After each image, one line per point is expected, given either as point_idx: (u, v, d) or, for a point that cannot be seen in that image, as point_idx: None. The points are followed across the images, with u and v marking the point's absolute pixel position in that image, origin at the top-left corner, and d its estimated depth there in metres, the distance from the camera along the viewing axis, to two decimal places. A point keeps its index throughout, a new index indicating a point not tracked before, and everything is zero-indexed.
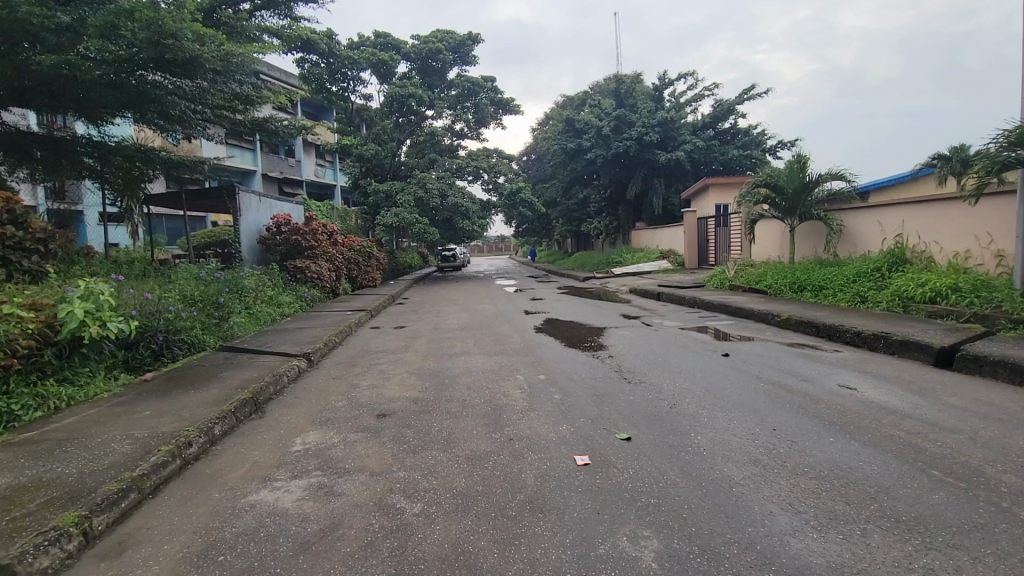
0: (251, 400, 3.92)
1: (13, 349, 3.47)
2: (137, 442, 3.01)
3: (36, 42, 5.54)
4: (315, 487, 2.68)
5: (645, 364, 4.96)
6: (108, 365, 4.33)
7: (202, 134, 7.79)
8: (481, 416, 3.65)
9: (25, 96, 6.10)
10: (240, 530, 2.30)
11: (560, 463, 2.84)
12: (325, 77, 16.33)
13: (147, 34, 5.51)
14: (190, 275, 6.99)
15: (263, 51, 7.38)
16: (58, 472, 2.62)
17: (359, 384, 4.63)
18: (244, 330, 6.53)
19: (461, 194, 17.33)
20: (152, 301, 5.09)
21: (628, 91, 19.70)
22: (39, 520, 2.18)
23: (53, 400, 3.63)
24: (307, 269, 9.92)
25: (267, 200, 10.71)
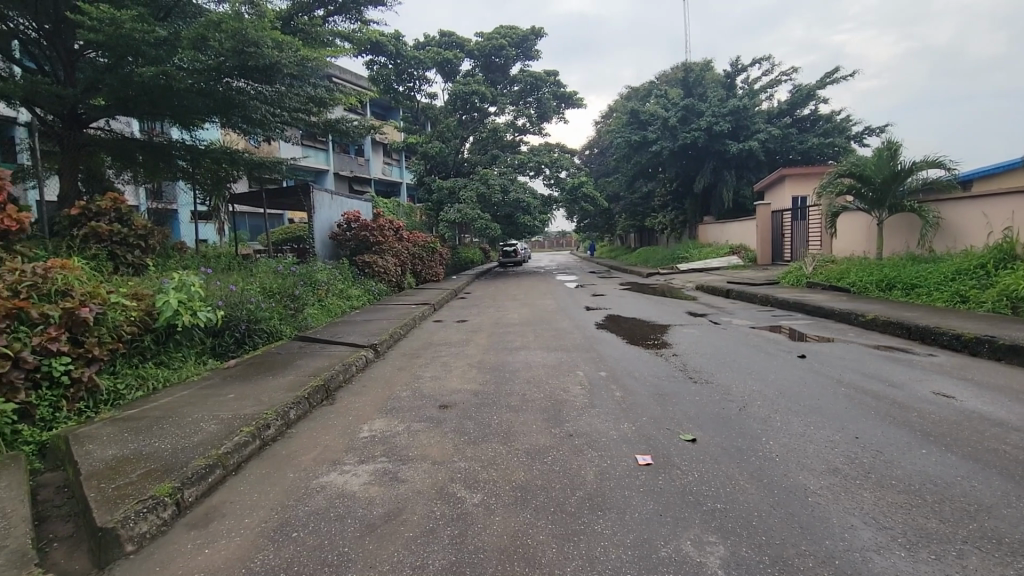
0: (322, 387, 4.13)
1: (119, 333, 3.84)
2: (223, 422, 3.26)
3: (138, 56, 6.08)
4: (380, 472, 2.78)
5: (712, 364, 4.75)
6: (198, 351, 4.71)
7: (281, 135, 8.27)
8: (541, 411, 3.64)
9: (129, 106, 6.72)
10: (311, 509, 2.43)
11: (620, 462, 2.78)
12: (393, 78, 16.85)
13: (233, 44, 5.90)
14: (269, 270, 7.46)
15: (335, 54, 7.75)
16: (154, 447, 2.89)
17: (422, 375, 4.78)
18: (318, 321, 6.89)
19: (522, 189, 17.42)
20: (236, 294, 5.48)
21: (697, 80, 18.94)
22: (139, 489, 2.41)
23: (152, 381, 4.00)
24: (375, 264, 10.32)
25: (339, 198, 11.25)
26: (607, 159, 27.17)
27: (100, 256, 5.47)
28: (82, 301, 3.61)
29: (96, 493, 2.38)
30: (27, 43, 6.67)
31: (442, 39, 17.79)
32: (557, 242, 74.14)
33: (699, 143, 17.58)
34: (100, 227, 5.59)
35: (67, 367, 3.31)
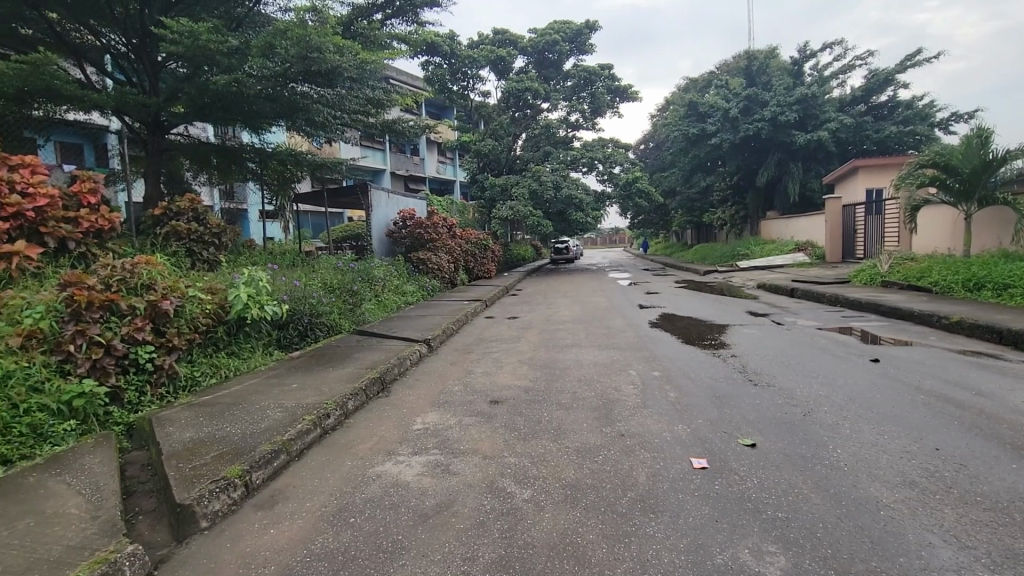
0: (378, 379, 4.28)
1: (196, 325, 4.13)
2: (287, 410, 3.44)
3: (213, 65, 6.49)
4: (433, 464, 2.84)
5: (775, 366, 4.53)
6: (265, 342, 4.99)
7: (341, 137, 8.59)
8: (592, 410, 3.60)
9: (205, 112, 7.18)
10: (367, 497, 2.52)
11: (674, 465, 2.70)
12: (448, 78, 17.13)
13: (298, 50, 6.21)
14: (330, 265, 7.83)
15: (392, 57, 7.97)
16: (226, 431, 3.08)
17: (473, 370, 4.85)
18: (374, 316, 7.14)
19: (575, 185, 17.27)
20: (299, 288, 5.75)
21: (760, 69, 18.06)
22: (213, 470, 2.59)
23: (224, 369, 4.28)
24: (428, 261, 10.54)
25: (395, 197, 11.58)
26: (663, 154, 26.46)
27: (179, 253, 5.91)
28: (164, 294, 3.89)
29: (175, 472, 2.57)
30: (118, 57, 7.26)
31: (495, 37, 17.92)
32: (610, 239, 73.04)
33: (762, 135, 16.77)
34: (179, 226, 6.03)
35: (151, 356, 3.60)
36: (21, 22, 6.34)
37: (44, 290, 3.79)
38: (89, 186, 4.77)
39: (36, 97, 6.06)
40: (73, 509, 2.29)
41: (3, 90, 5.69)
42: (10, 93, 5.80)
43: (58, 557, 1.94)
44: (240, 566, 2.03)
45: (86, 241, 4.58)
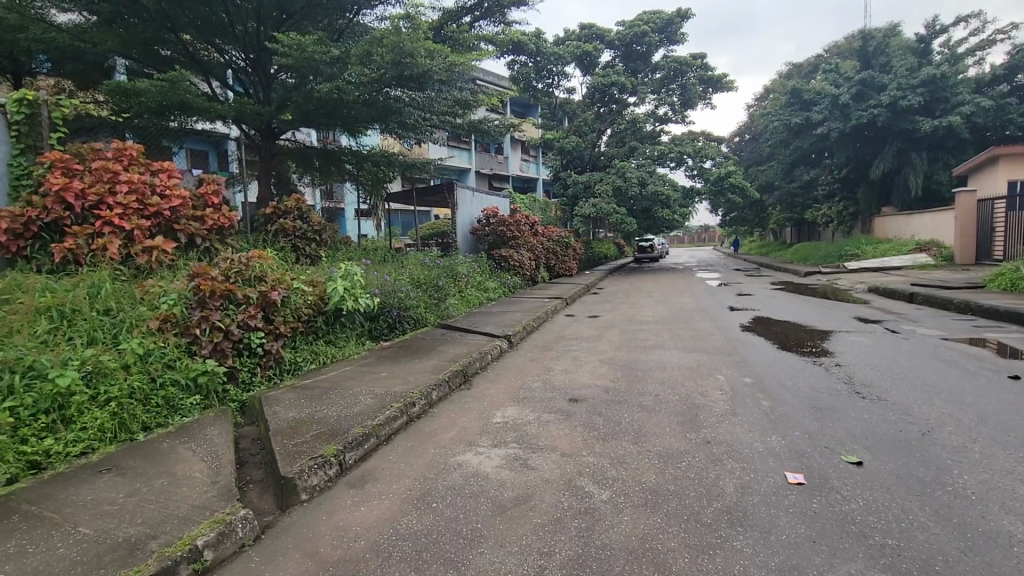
0: (461, 372, 4.42)
1: (300, 315, 4.49)
2: (377, 397, 3.65)
3: (317, 74, 6.99)
4: (512, 457, 2.89)
5: (886, 378, 4.10)
6: (359, 333, 5.32)
7: (430, 137, 8.94)
8: (676, 414, 3.46)
9: (310, 118, 7.77)
10: (449, 484, 2.61)
11: (765, 478, 2.53)
12: (533, 75, 17.21)
13: (393, 56, 6.53)
14: (418, 262, 8.19)
15: (480, 58, 8.17)
16: (323, 414, 3.33)
17: (553, 368, 4.85)
18: (458, 311, 7.37)
19: (662, 181, 16.68)
20: (390, 283, 6.08)
21: (878, 49, 16.31)
22: (312, 448, 2.81)
23: (323, 356, 4.63)
24: (510, 258, 10.68)
25: (479, 195, 11.85)
26: (760, 146, 24.75)
27: (286, 248, 6.47)
28: (273, 285, 4.25)
29: (280, 447, 2.82)
30: (238, 71, 8.05)
31: (582, 31, 17.76)
32: (698, 237, 69.75)
33: (877, 123, 15.15)
34: (286, 224, 6.60)
35: (261, 341, 3.97)
36: (162, 45, 7.21)
37: (177, 280, 4.30)
38: (213, 188, 5.35)
39: (172, 111, 6.88)
40: (197, 473, 2.59)
41: (147, 105, 6.53)
42: (153, 108, 6.63)
43: (185, 514, 2.21)
44: (334, 538, 2.19)
45: (210, 237, 5.14)
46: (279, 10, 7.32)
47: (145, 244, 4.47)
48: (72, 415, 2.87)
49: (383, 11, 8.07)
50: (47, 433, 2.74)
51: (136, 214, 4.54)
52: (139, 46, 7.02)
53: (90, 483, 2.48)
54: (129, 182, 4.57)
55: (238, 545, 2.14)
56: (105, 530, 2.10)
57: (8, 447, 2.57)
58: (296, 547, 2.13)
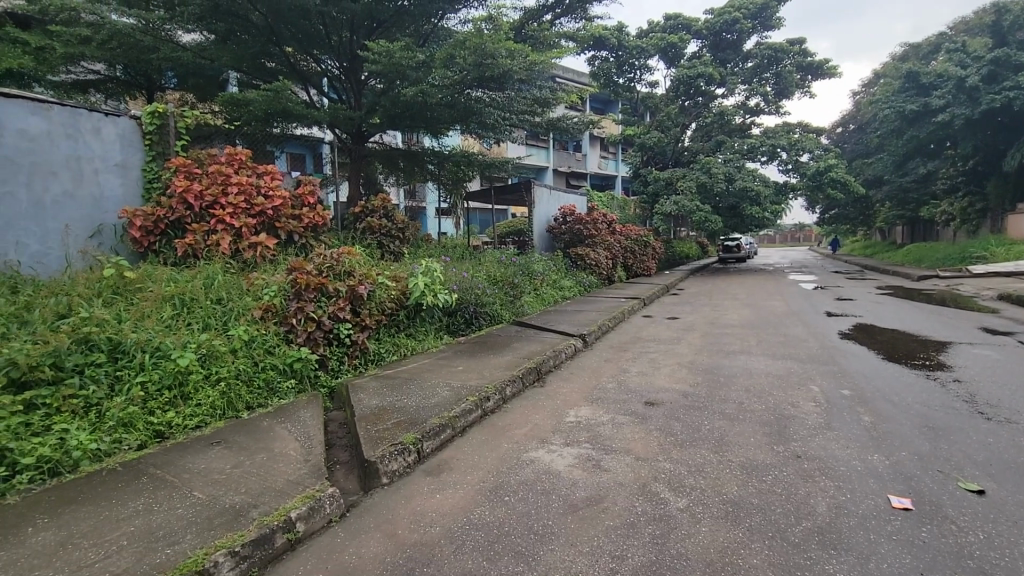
0: (535, 369, 4.44)
1: (384, 308, 4.71)
2: (453, 390, 3.76)
3: (403, 79, 7.30)
4: (585, 457, 2.86)
5: (1017, 398, 3.59)
6: (437, 327, 5.51)
7: (509, 137, 9.06)
8: (762, 424, 3.26)
9: (396, 121, 8.13)
10: (521, 480, 2.63)
11: (864, 499, 2.32)
12: (613, 71, 16.87)
13: (475, 58, 6.66)
14: (494, 260, 8.33)
15: (560, 56, 8.16)
16: (404, 403, 3.49)
17: (629, 369, 4.74)
18: (533, 309, 7.40)
19: (751, 177, 15.74)
20: (467, 280, 6.23)
21: (1015, 24, 14.29)
22: (393, 435, 2.95)
23: (403, 348, 4.85)
24: (587, 256, 10.55)
25: (556, 193, 11.84)
26: (866, 137, 22.56)
27: (373, 245, 6.84)
28: (360, 280, 4.49)
29: (365, 432, 3.00)
30: (333, 79, 8.61)
31: (667, 23, 17.14)
32: (792, 236, 65.01)
33: (1014, 107, 13.26)
34: (373, 222, 6.97)
35: (348, 332, 4.22)
36: (268, 58, 7.86)
37: (277, 273, 4.68)
38: (309, 188, 5.75)
39: (276, 117, 7.48)
40: (292, 451, 2.81)
41: (255, 113, 7.15)
42: (259, 116, 7.26)
43: (281, 488, 2.41)
44: (411, 522, 2.28)
45: (307, 234, 5.53)
46: (370, 19, 7.72)
47: (251, 240, 4.91)
48: (190, 392, 3.22)
49: (466, 14, 8.27)
50: (170, 407, 3.10)
51: (244, 214, 5.00)
52: (248, 60, 7.70)
53: (204, 453, 2.78)
54: (239, 183, 5.03)
55: (326, 520, 2.31)
56: (215, 496, 2.34)
57: (139, 417, 2.94)
58: (377, 527, 2.25)
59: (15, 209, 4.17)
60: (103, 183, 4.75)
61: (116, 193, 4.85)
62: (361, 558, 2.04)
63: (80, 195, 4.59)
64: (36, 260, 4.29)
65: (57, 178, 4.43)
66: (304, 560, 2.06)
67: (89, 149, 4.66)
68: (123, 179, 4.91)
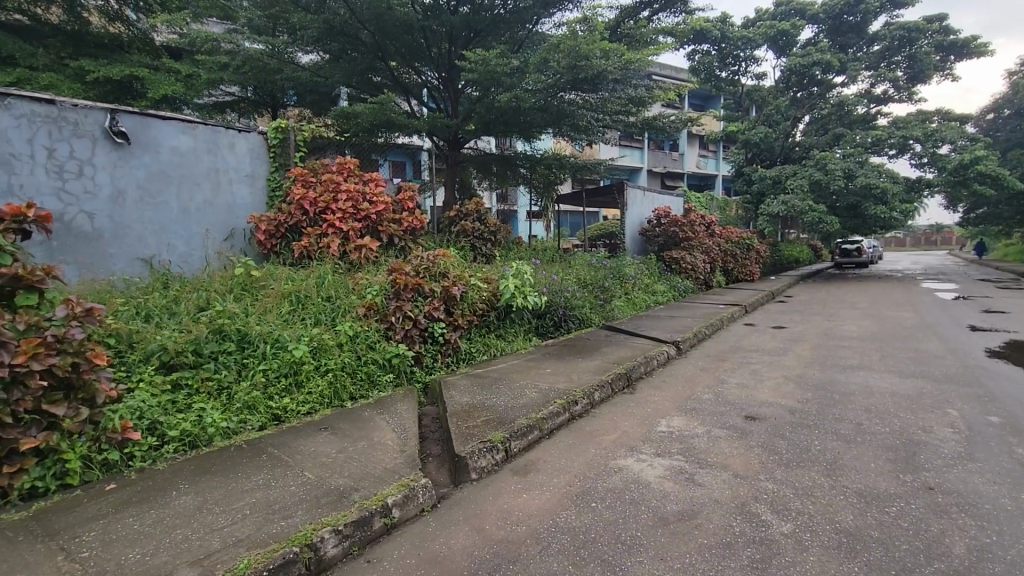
0: (625, 375, 4.33)
1: (476, 309, 4.84)
2: (541, 392, 3.78)
3: (498, 86, 7.49)
4: (677, 470, 2.73)
5: None
6: (527, 329, 5.56)
7: (602, 138, 8.94)
8: (884, 449, 2.91)
9: (490, 127, 8.35)
10: (609, 487, 2.57)
11: (1015, 545, 1.98)
12: (715, 64, 15.93)
13: (569, 60, 6.66)
14: (585, 262, 8.25)
15: (657, 52, 7.92)
16: (493, 401, 3.56)
17: (727, 380, 4.46)
18: (624, 313, 7.23)
19: (877, 171, 14.30)
20: (556, 282, 6.24)
21: None
22: (482, 432, 3.02)
23: (493, 348, 4.96)
24: (682, 260, 10.07)
25: (650, 194, 11.50)
26: None
27: (466, 248, 7.08)
28: (454, 281, 4.63)
29: (456, 428, 3.10)
30: (432, 90, 8.96)
31: (777, 9, 15.98)
32: (925, 239, 57.55)
33: None
34: (467, 225, 7.20)
35: (442, 330, 4.39)
36: (374, 73, 8.44)
37: (379, 274, 4.99)
38: (409, 194, 6.06)
39: (380, 128, 7.99)
40: (390, 441, 2.98)
41: (362, 124, 7.69)
42: (366, 127, 7.81)
43: (380, 475, 2.56)
44: (498, 519, 2.32)
45: (406, 237, 5.84)
46: (468, 29, 8.00)
47: (356, 243, 5.29)
48: (302, 381, 3.53)
49: (560, 17, 8.29)
50: (285, 394, 3.42)
51: (351, 218, 5.40)
52: (357, 75, 8.31)
53: (314, 437, 3.03)
54: (347, 191, 5.44)
55: (419, 508, 2.42)
56: (322, 477, 2.54)
57: (261, 400, 3.27)
58: (466, 521, 2.31)
59: (168, 216, 4.85)
60: (235, 192, 5.37)
61: (246, 201, 5.46)
62: (450, 549, 2.11)
63: (218, 203, 5.22)
64: (182, 259, 4.95)
65: (199, 189, 5.08)
66: (398, 545, 2.17)
67: (225, 162, 5.29)
68: (252, 189, 5.51)
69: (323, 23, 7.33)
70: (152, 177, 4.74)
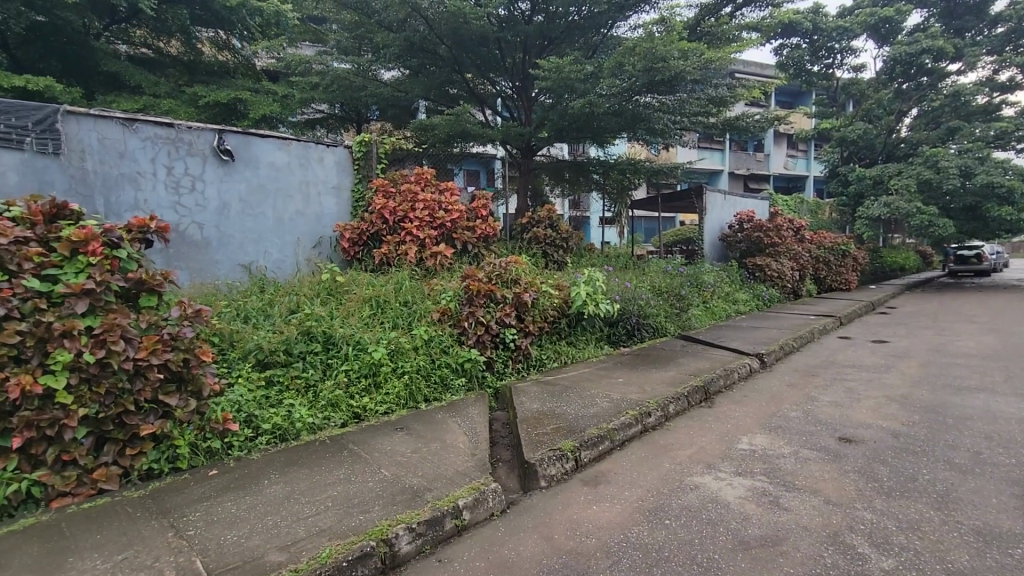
0: (703, 388, 4.12)
1: (547, 315, 4.82)
2: (612, 401, 3.69)
3: (572, 92, 7.47)
4: (760, 491, 2.56)
5: None
6: (598, 337, 5.47)
7: (679, 141, 8.66)
8: (1009, 483, 2.56)
9: (563, 134, 8.34)
10: (685, 504, 2.46)
11: None
12: (806, 58, 14.84)
13: (645, 63, 6.51)
14: (660, 270, 7.99)
15: (740, 49, 7.57)
16: (563, 409, 3.53)
17: (818, 398, 4.11)
18: (702, 322, 6.91)
19: (1000, 167, 12.78)
20: (630, 290, 6.09)
21: None
22: (551, 440, 3.00)
23: (564, 356, 4.92)
24: (768, 267, 9.42)
25: (731, 198, 10.97)
26: None
27: (538, 254, 7.10)
28: (525, 287, 4.66)
29: (525, 434, 3.10)
30: (506, 99, 9.08)
31: None
32: None
33: None
34: (539, 232, 7.23)
35: (513, 337, 4.43)
36: (451, 85, 8.72)
37: (453, 280, 5.12)
38: (483, 202, 6.19)
39: (456, 138, 8.23)
40: (461, 444, 3.04)
41: (439, 135, 7.97)
42: (443, 138, 8.08)
43: (451, 477, 2.61)
44: (567, 529, 2.29)
45: (479, 244, 5.95)
46: (541, 37, 8.07)
47: (432, 250, 5.47)
48: (380, 382, 3.70)
49: (636, 19, 8.14)
50: (365, 393, 3.60)
51: (427, 227, 5.59)
52: (435, 88, 8.62)
53: (390, 437, 3.16)
54: (424, 201, 5.65)
55: (488, 513, 2.44)
56: (397, 476, 2.63)
57: (343, 399, 3.46)
58: (534, 528, 2.30)
59: (265, 226, 5.28)
60: (323, 203, 5.74)
61: (332, 211, 5.83)
62: (518, 554, 2.12)
63: (308, 213, 5.61)
64: (277, 266, 5.37)
65: (292, 200, 5.49)
66: (468, 547, 2.20)
67: (314, 175, 5.67)
68: (338, 200, 5.87)
69: (404, 41, 7.69)
70: (252, 191, 5.19)
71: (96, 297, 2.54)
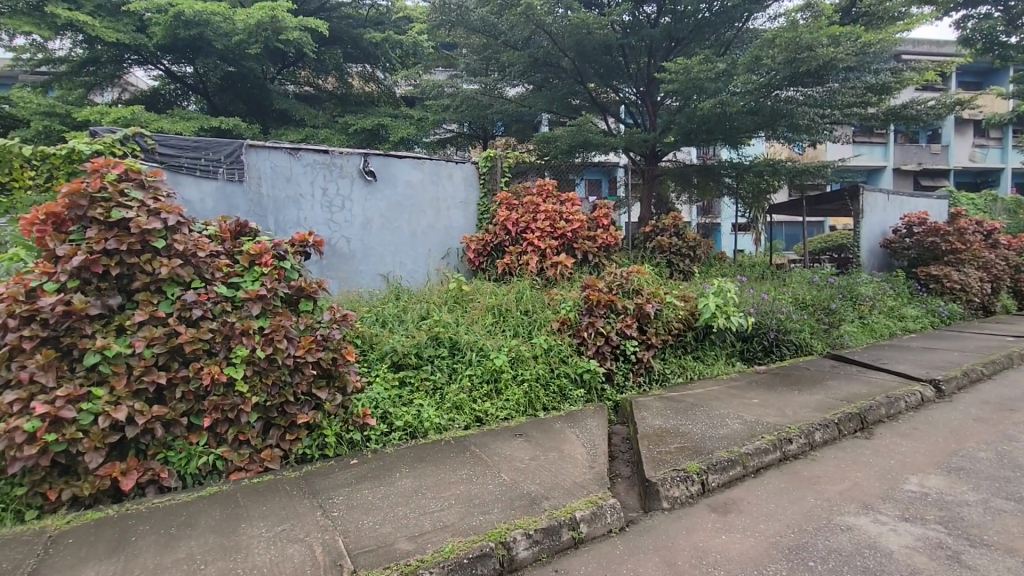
0: (858, 416, 3.59)
1: (672, 328, 4.59)
2: (745, 423, 3.38)
3: (701, 92, 7.08)
4: (933, 543, 2.16)
5: None
6: (729, 352, 5.06)
7: (828, 137, 7.76)
8: None
9: (692, 137, 7.92)
10: (833, 546, 2.16)
11: None
12: (1001, 28, 12.29)
13: (786, 54, 5.98)
14: (804, 280, 7.19)
15: (908, 28, 6.62)
16: (689, 428, 3.32)
17: (1019, 438, 3.36)
18: (857, 340, 6.05)
19: None
20: (767, 302, 5.56)
21: None
22: (675, 460, 2.83)
23: (690, 371, 4.63)
24: (946, 278, 7.96)
25: (896, 198, 9.51)
26: None
27: (662, 264, 6.81)
28: (648, 298, 4.49)
29: (647, 451, 2.97)
30: (630, 105, 8.90)
31: None
32: None
33: None
34: (664, 241, 6.93)
35: (635, 349, 4.28)
36: (574, 96, 8.77)
37: (573, 290, 5.11)
38: (604, 211, 6.09)
39: (579, 148, 8.23)
40: (580, 455, 3.00)
41: (562, 147, 8.07)
42: (565, 149, 8.16)
43: (569, 488, 2.59)
44: (692, 557, 2.13)
45: (599, 253, 5.89)
46: (668, 38, 7.82)
47: (553, 259, 5.52)
48: (501, 388, 3.81)
49: (776, 8, 7.55)
50: (487, 398, 3.73)
51: (548, 237, 5.67)
52: (557, 100, 8.75)
53: (510, 442, 3.23)
54: (545, 212, 5.75)
55: (606, 529, 2.37)
56: (516, 481, 2.68)
57: (467, 402, 3.62)
58: (656, 551, 2.19)
59: (401, 239, 5.76)
60: (452, 217, 6.11)
61: (460, 223, 6.17)
62: None
63: (438, 226, 6.02)
64: (411, 275, 5.82)
65: (425, 215, 5.93)
66: (585, 561, 2.16)
67: (445, 191, 6.07)
68: (465, 213, 6.21)
69: (528, 58, 7.90)
70: (390, 208, 5.70)
71: (267, 301, 2.97)
